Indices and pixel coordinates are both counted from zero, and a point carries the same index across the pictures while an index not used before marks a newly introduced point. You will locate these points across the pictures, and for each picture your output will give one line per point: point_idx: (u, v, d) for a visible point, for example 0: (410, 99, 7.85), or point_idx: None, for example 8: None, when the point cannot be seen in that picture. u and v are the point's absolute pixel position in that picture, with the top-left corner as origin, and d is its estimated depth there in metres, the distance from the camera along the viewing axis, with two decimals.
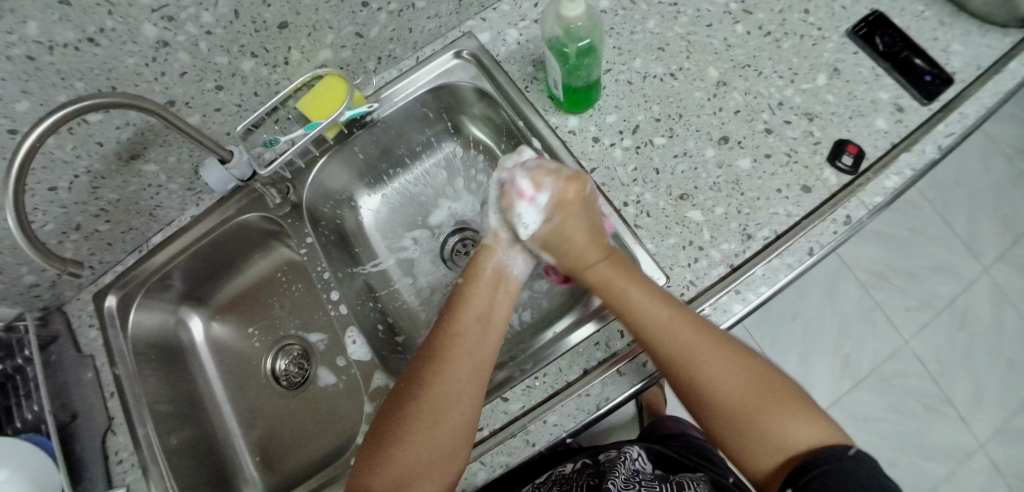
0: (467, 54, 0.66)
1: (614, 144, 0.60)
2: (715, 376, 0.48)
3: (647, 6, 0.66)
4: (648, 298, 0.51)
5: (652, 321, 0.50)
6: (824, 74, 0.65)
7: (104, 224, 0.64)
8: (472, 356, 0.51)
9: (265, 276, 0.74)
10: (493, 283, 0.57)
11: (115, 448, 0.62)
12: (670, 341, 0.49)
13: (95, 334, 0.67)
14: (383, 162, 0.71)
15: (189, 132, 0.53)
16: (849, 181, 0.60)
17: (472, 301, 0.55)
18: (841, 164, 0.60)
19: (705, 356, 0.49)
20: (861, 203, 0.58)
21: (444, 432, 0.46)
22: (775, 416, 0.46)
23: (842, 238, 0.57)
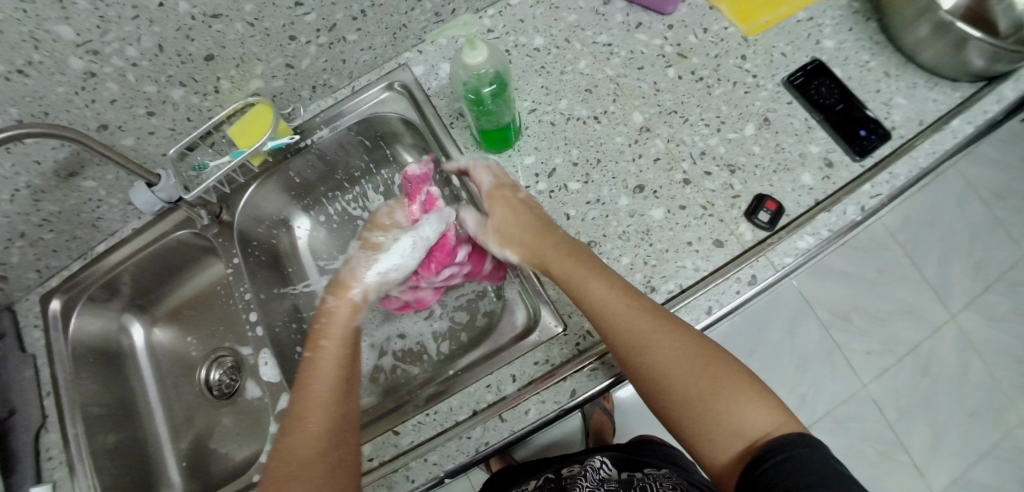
0: (399, 86, 0.66)
1: (529, 186, 0.60)
2: (665, 362, 0.46)
3: (580, 45, 0.66)
4: (601, 281, 0.50)
5: (604, 305, 0.49)
6: (753, 123, 0.64)
7: (48, 232, 0.67)
8: (341, 410, 0.47)
9: (203, 289, 0.78)
10: (350, 336, 0.53)
11: (47, 444, 0.67)
12: (624, 321, 0.48)
13: (38, 334, 0.71)
14: (321, 184, 0.72)
15: (108, 155, 0.55)
16: (763, 237, 0.60)
17: (329, 354, 0.51)
18: (758, 220, 0.60)
19: (658, 345, 0.47)
20: (768, 263, 0.58)
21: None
22: (733, 406, 0.44)
23: (742, 299, 0.57)
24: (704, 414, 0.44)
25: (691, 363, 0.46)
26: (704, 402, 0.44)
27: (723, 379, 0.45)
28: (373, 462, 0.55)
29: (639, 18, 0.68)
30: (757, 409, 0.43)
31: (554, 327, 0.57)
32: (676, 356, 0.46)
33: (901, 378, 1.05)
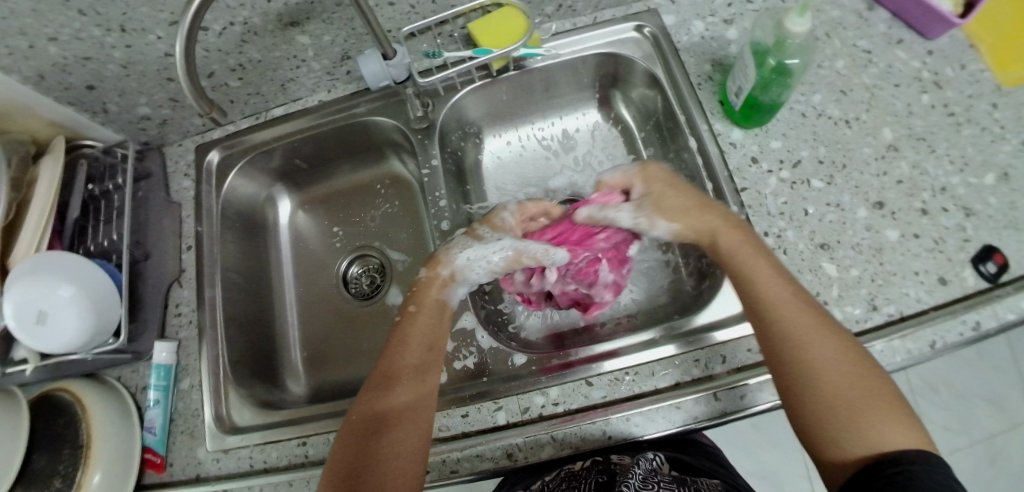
0: (648, 31, 0.64)
1: (771, 171, 0.58)
2: (831, 362, 0.43)
3: (839, 43, 0.65)
4: (774, 275, 0.48)
5: (766, 300, 0.47)
6: (992, 174, 0.58)
7: (237, 80, 0.62)
8: (424, 383, 0.49)
9: (364, 183, 0.75)
10: (438, 313, 0.54)
11: (177, 300, 0.63)
12: (789, 325, 0.45)
13: (187, 185, 0.68)
14: (521, 108, 0.71)
15: (373, 28, 0.51)
16: (985, 289, 0.53)
17: (418, 325, 0.53)
18: (984, 269, 0.54)
19: (824, 347, 0.43)
20: (995, 314, 0.52)
21: (402, 463, 0.45)
22: (873, 416, 0.40)
23: (962, 343, 0.52)
24: (843, 409, 0.41)
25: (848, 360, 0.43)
26: (853, 406, 0.41)
27: (875, 390, 0.41)
28: (558, 408, 0.51)
29: (902, 34, 0.64)
30: (892, 425, 0.40)
31: None
32: (839, 357, 0.43)
33: (970, 462, 1.04)
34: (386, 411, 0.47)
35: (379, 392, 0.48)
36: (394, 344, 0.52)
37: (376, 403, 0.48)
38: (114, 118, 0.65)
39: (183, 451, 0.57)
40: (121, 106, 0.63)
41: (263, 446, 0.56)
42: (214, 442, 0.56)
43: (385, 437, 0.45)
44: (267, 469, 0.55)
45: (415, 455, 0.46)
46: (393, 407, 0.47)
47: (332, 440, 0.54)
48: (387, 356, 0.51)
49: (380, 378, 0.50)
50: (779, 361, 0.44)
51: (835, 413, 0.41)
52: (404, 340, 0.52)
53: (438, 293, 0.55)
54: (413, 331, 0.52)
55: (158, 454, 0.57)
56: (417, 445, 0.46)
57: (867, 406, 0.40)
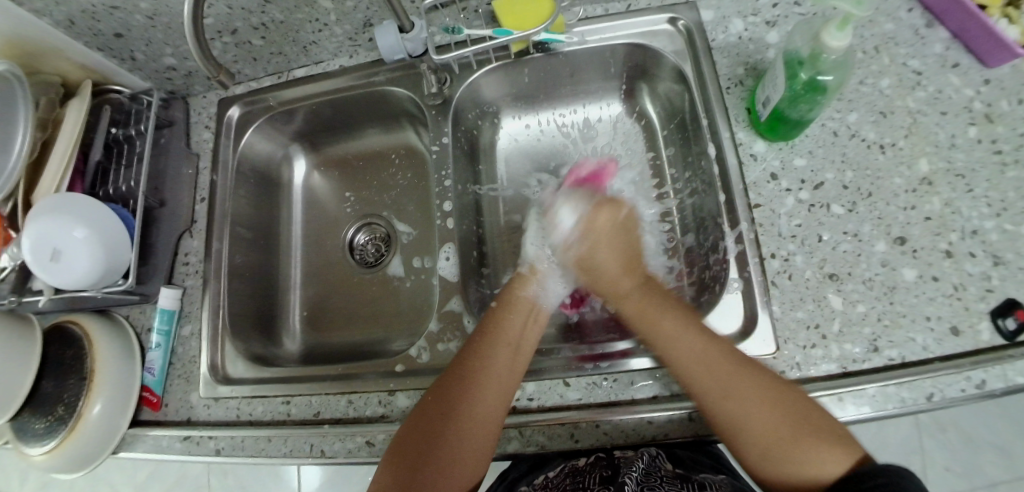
0: (682, 25, 0.60)
1: (790, 190, 0.55)
2: (749, 409, 0.43)
3: (888, 60, 0.60)
4: (683, 330, 0.49)
5: (683, 358, 0.47)
6: None
7: (259, 38, 0.62)
8: (501, 382, 0.48)
9: (379, 152, 0.75)
10: (527, 315, 0.54)
11: (186, 249, 0.65)
12: (699, 382, 0.45)
13: (206, 137, 0.70)
14: (542, 94, 0.68)
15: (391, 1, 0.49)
16: (1000, 345, 0.50)
17: (507, 323, 0.52)
18: (1002, 325, 0.50)
19: (742, 398, 0.44)
20: (1004, 375, 0.49)
21: (466, 460, 0.44)
22: (803, 451, 0.41)
23: (962, 399, 0.50)
24: (771, 452, 0.42)
25: (770, 401, 0.43)
26: (779, 443, 0.42)
27: (796, 420, 0.42)
28: (532, 404, 0.52)
29: (958, 57, 0.59)
30: (821, 451, 0.40)
31: (766, 347, 0.52)
32: (756, 401, 0.43)
33: None
34: (462, 399, 0.46)
35: (459, 380, 0.48)
36: (480, 337, 0.51)
37: (449, 395, 0.47)
38: (141, 66, 0.66)
39: (178, 394, 0.61)
40: (148, 53, 0.64)
41: (250, 399, 0.58)
42: (207, 389, 0.59)
43: (452, 431, 0.45)
44: (252, 422, 0.57)
45: (477, 454, 0.45)
46: (468, 402, 0.46)
47: (313, 403, 0.56)
48: (471, 347, 0.50)
49: (460, 370, 0.48)
50: (708, 416, 0.45)
51: (764, 453, 0.43)
52: (491, 334, 0.51)
53: (525, 293, 0.56)
54: (502, 327, 0.52)
55: (155, 393, 0.60)
56: (483, 444, 0.45)
57: (798, 438, 0.41)
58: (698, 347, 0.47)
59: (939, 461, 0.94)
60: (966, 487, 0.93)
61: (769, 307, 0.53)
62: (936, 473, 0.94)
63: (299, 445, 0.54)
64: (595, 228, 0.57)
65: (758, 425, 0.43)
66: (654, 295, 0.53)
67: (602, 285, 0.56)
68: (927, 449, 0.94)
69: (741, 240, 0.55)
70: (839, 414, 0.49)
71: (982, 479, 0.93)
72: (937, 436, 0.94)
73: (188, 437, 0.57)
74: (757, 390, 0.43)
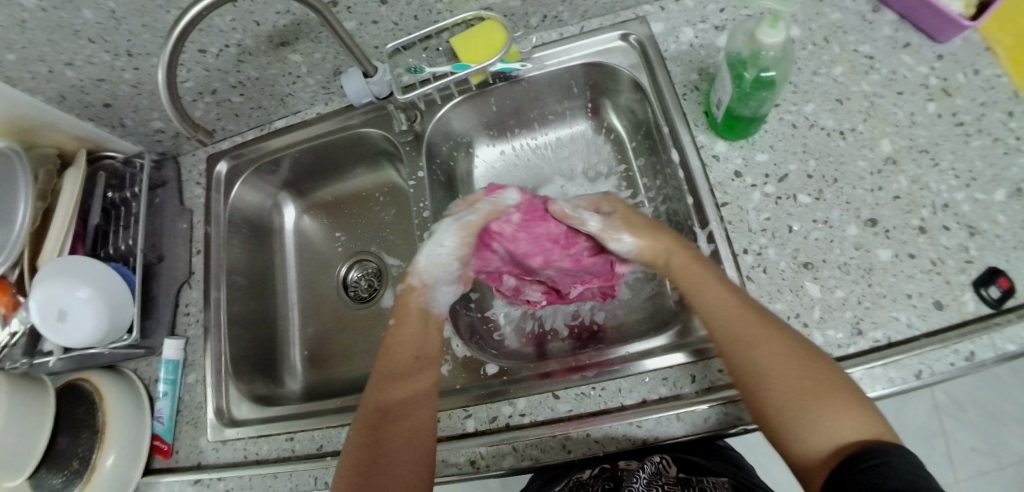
0: (634, 39, 0.62)
1: (756, 186, 0.57)
2: (774, 360, 0.43)
3: (839, 49, 0.62)
4: (723, 286, 0.48)
5: (718, 307, 0.47)
6: (1003, 189, 0.54)
7: (238, 96, 0.65)
8: (419, 388, 0.49)
9: (363, 190, 0.78)
10: (424, 320, 0.55)
11: (186, 300, 0.68)
12: (737, 328, 0.45)
13: (198, 192, 0.73)
14: (512, 119, 0.70)
15: (351, 50, 0.52)
16: (986, 315, 0.50)
17: (405, 335, 0.53)
18: (986, 294, 0.51)
19: (766, 350, 0.43)
20: (993, 343, 0.49)
21: (410, 469, 0.44)
22: (823, 409, 0.39)
23: (953, 373, 0.50)
24: (794, 409, 0.40)
25: (802, 362, 0.42)
26: (812, 397, 0.40)
27: (818, 382, 0.41)
28: (525, 419, 0.52)
29: (908, 38, 0.61)
30: (844, 415, 0.39)
31: None
32: (787, 354, 0.42)
33: None
34: (376, 451, 0.45)
35: (367, 439, 0.46)
36: (377, 383, 0.50)
37: (377, 420, 0.47)
38: (132, 131, 0.70)
39: (187, 440, 0.63)
40: (136, 120, 0.68)
41: (257, 439, 0.60)
42: (214, 433, 0.61)
43: (389, 448, 0.45)
44: (259, 461, 0.59)
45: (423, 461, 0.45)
46: (396, 416, 0.47)
47: (316, 438, 0.58)
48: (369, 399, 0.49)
49: (378, 392, 0.49)
50: (736, 364, 0.44)
51: (789, 412, 0.40)
52: (388, 375, 0.50)
53: (421, 302, 0.56)
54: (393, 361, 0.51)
55: (165, 441, 0.62)
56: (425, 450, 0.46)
57: (821, 400, 0.40)
58: (732, 306, 0.46)
59: (961, 440, 0.91)
60: (995, 467, 0.90)
61: None
62: (961, 453, 0.91)
63: (304, 479, 0.55)
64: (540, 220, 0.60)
65: (781, 379, 0.42)
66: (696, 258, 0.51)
67: (657, 262, 0.55)
68: (948, 428, 0.91)
69: (713, 239, 0.56)
70: None
71: (1009, 454, 0.89)
72: (956, 415, 0.91)
73: (199, 481, 0.59)
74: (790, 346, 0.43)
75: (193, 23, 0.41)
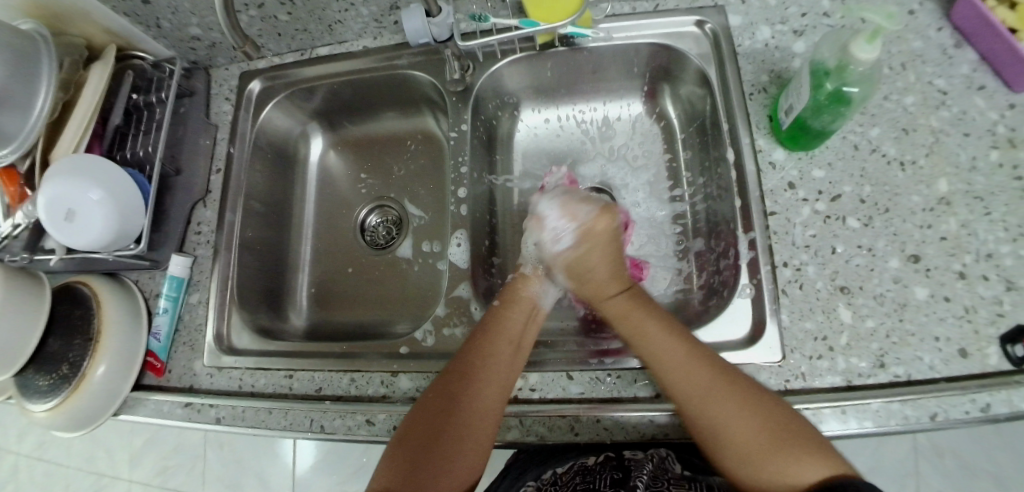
0: (709, 28, 0.60)
1: (807, 200, 0.55)
2: (720, 419, 0.43)
3: (914, 77, 0.60)
4: (661, 329, 0.49)
5: (660, 364, 0.47)
6: None
7: (286, 15, 0.62)
8: (504, 377, 0.48)
9: (396, 135, 0.75)
10: (529, 311, 0.55)
11: (199, 219, 0.66)
12: (681, 391, 0.45)
13: (227, 110, 0.70)
14: (564, 88, 0.68)
15: None
16: (1009, 371, 0.49)
17: (509, 320, 0.53)
18: (1012, 350, 0.49)
19: (722, 407, 0.43)
20: (1009, 400, 0.48)
21: (480, 428, 0.45)
22: (779, 459, 0.40)
23: (966, 422, 0.49)
24: (763, 453, 0.41)
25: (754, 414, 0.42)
26: (770, 442, 0.41)
27: (773, 421, 0.41)
28: (535, 395, 0.52)
29: (984, 79, 0.59)
30: (798, 456, 0.39)
31: (772, 355, 0.51)
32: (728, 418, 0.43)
33: None
34: (461, 395, 0.46)
35: (456, 379, 0.47)
36: (482, 333, 0.51)
37: (474, 353, 0.49)
38: (167, 33, 0.66)
39: (182, 360, 0.61)
40: (175, 22, 0.64)
41: (253, 371, 0.58)
42: (210, 358, 0.59)
43: (477, 382, 0.47)
44: (253, 393, 0.57)
45: (482, 449, 0.45)
46: (482, 370, 0.47)
47: (316, 379, 0.56)
48: (472, 342, 0.51)
49: (461, 365, 0.48)
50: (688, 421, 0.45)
51: (744, 460, 0.42)
52: (492, 330, 0.51)
53: (530, 292, 0.57)
54: (503, 325, 0.52)
55: (159, 359, 0.60)
56: (482, 437, 0.45)
57: (779, 442, 0.40)
58: (676, 361, 0.46)
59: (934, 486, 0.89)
60: None
61: (777, 315, 0.52)
62: None
63: (299, 418, 0.54)
64: (594, 234, 0.55)
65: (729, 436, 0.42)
66: (635, 302, 0.53)
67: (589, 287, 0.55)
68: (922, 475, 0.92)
69: (754, 246, 0.55)
70: (840, 428, 0.49)
71: None
72: (934, 463, 0.89)
73: (189, 404, 0.57)
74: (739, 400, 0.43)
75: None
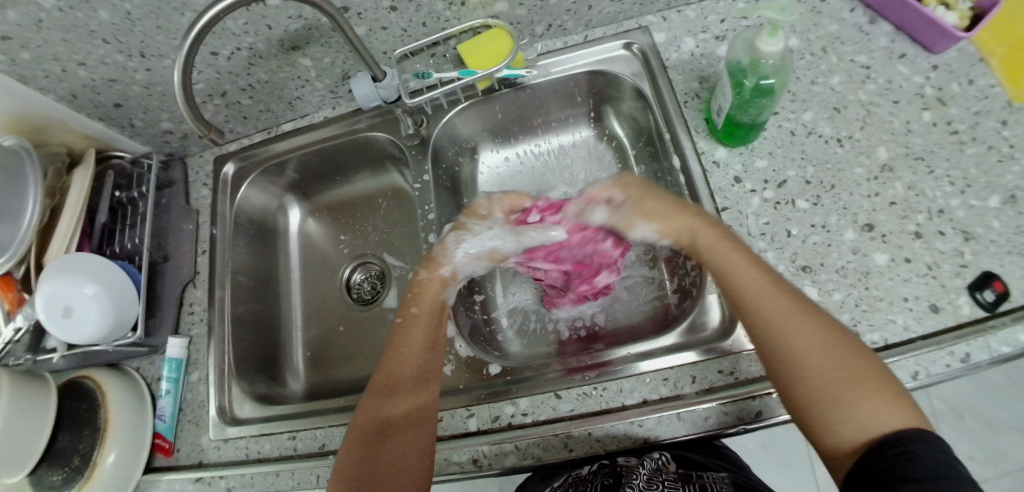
0: (637, 49, 0.64)
1: (755, 191, 0.58)
2: (808, 345, 0.42)
3: (836, 59, 0.63)
4: (750, 265, 0.48)
5: (747, 283, 0.47)
6: (997, 197, 0.54)
7: (247, 99, 0.67)
8: (421, 382, 0.51)
9: (368, 193, 0.79)
10: (432, 326, 0.55)
11: (191, 299, 0.69)
12: (766, 313, 0.45)
13: (205, 194, 0.74)
14: (517, 125, 0.72)
15: (362, 54, 0.53)
16: (981, 318, 0.51)
17: (416, 329, 0.54)
18: (981, 297, 0.51)
19: (806, 330, 0.43)
20: (987, 346, 0.49)
21: (415, 439, 0.47)
22: (863, 391, 0.39)
23: (949, 375, 0.50)
24: (836, 390, 0.40)
25: (835, 349, 0.41)
26: (842, 383, 0.40)
27: (849, 356, 0.41)
28: (527, 418, 0.53)
29: (904, 49, 0.62)
30: (874, 392, 0.39)
31: None
32: (815, 335, 0.42)
33: None
34: (386, 418, 0.48)
35: (379, 399, 0.49)
36: (392, 346, 0.54)
37: (386, 370, 0.51)
38: (140, 132, 0.71)
39: (189, 438, 0.63)
40: (146, 121, 0.69)
41: (259, 437, 0.60)
42: (216, 431, 0.61)
43: (397, 398, 0.49)
44: (261, 459, 0.59)
45: (423, 453, 0.46)
46: (397, 387, 0.50)
47: (318, 436, 0.58)
48: (385, 357, 0.53)
49: (381, 381, 0.51)
50: (770, 345, 0.44)
51: (823, 397, 0.40)
52: (399, 341, 0.54)
53: (432, 279, 0.58)
54: (408, 336, 0.54)
55: (167, 439, 0.62)
56: (421, 440, 0.47)
57: (855, 383, 0.40)
58: (761, 286, 0.46)
59: (961, 448, 0.87)
60: (993, 474, 0.86)
61: None
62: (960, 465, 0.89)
63: (306, 477, 0.55)
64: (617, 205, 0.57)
65: (811, 370, 0.41)
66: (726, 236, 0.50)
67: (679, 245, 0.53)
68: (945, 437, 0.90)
69: None
70: None
71: (1009, 462, 0.86)
72: (956, 425, 0.87)
73: (200, 479, 0.59)
74: (819, 330, 0.43)
75: (208, 25, 0.43)
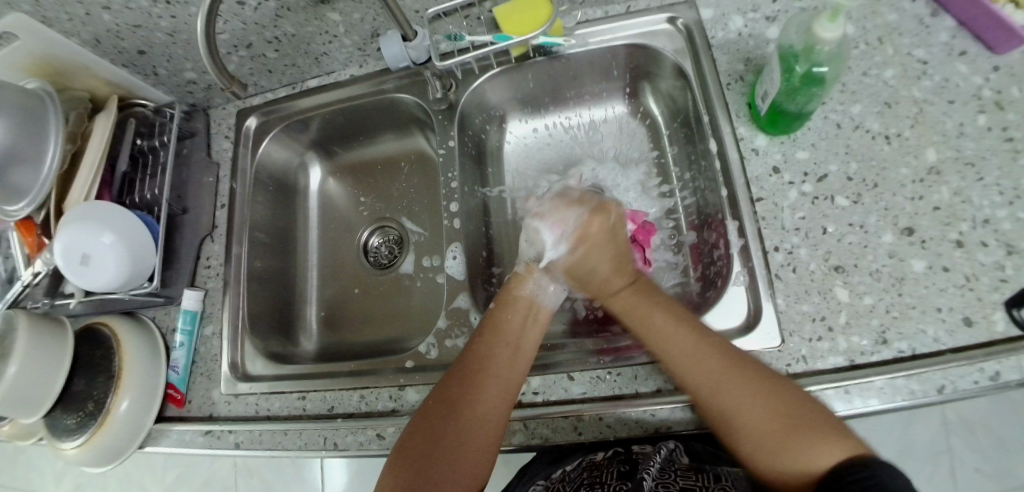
0: (681, 24, 0.61)
1: (793, 183, 0.56)
2: (738, 400, 0.43)
3: (892, 50, 0.60)
4: (665, 316, 0.50)
5: (669, 344, 0.48)
6: None
7: (273, 52, 0.65)
8: (508, 378, 0.49)
9: (391, 157, 0.77)
10: (525, 313, 0.55)
11: (208, 253, 0.68)
12: (687, 380, 0.46)
13: (226, 147, 0.73)
14: (547, 96, 0.70)
15: (393, 12, 0.51)
16: (1017, 336, 0.48)
17: (507, 322, 0.53)
18: (1018, 315, 0.48)
19: (731, 383, 0.44)
20: (1020, 366, 0.47)
21: (484, 430, 0.46)
22: (797, 437, 0.39)
23: (976, 392, 0.48)
24: (772, 434, 0.41)
25: (761, 392, 0.42)
26: (777, 429, 0.40)
27: (781, 401, 0.41)
28: (538, 398, 0.53)
29: (965, 45, 0.58)
30: (809, 433, 0.39)
31: (770, 341, 0.51)
32: (738, 388, 0.43)
33: None
34: (461, 402, 0.47)
35: (458, 383, 0.48)
36: (479, 338, 0.52)
37: (469, 358, 0.50)
38: (164, 80, 0.70)
39: (200, 391, 0.63)
40: (171, 69, 0.68)
41: (268, 395, 0.60)
42: (227, 386, 0.62)
43: (471, 386, 0.48)
44: (269, 417, 0.59)
45: (490, 446, 0.46)
46: (477, 374, 0.48)
47: (327, 399, 0.58)
48: (473, 345, 0.52)
49: (462, 368, 0.50)
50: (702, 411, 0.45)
51: (757, 442, 0.41)
52: (489, 334, 0.52)
53: (526, 289, 0.57)
54: (500, 330, 0.52)
55: (179, 390, 0.63)
56: (492, 439, 0.46)
57: (788, 430, 0.40)
58: (677, 347, 0.48)
59: (968, 463, 0.85)
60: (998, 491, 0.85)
61: (773, 300, 0.53)
62: None
63: (313, 438, 0.55)
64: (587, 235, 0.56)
65: (751, 422, 0.42)
66: (646, 294, 0.54)
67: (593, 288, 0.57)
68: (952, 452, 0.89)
69: (743, 234, 0.55)
70: (846, 407, 0.48)
71: (1015, 480, 0.85)
72: (966, 439, 0.86)
73: (209, 432, 0.60)
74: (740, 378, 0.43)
75: None
